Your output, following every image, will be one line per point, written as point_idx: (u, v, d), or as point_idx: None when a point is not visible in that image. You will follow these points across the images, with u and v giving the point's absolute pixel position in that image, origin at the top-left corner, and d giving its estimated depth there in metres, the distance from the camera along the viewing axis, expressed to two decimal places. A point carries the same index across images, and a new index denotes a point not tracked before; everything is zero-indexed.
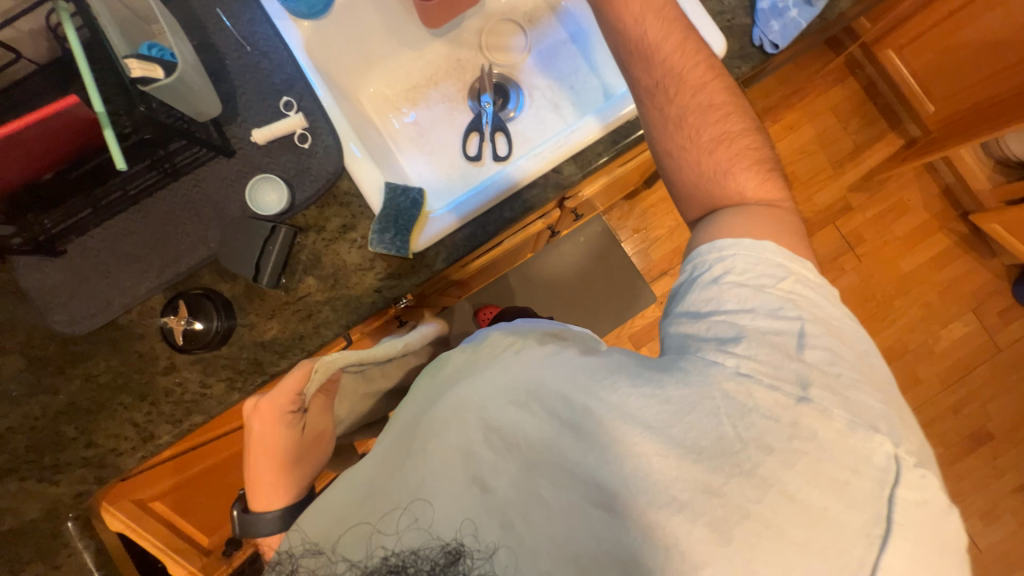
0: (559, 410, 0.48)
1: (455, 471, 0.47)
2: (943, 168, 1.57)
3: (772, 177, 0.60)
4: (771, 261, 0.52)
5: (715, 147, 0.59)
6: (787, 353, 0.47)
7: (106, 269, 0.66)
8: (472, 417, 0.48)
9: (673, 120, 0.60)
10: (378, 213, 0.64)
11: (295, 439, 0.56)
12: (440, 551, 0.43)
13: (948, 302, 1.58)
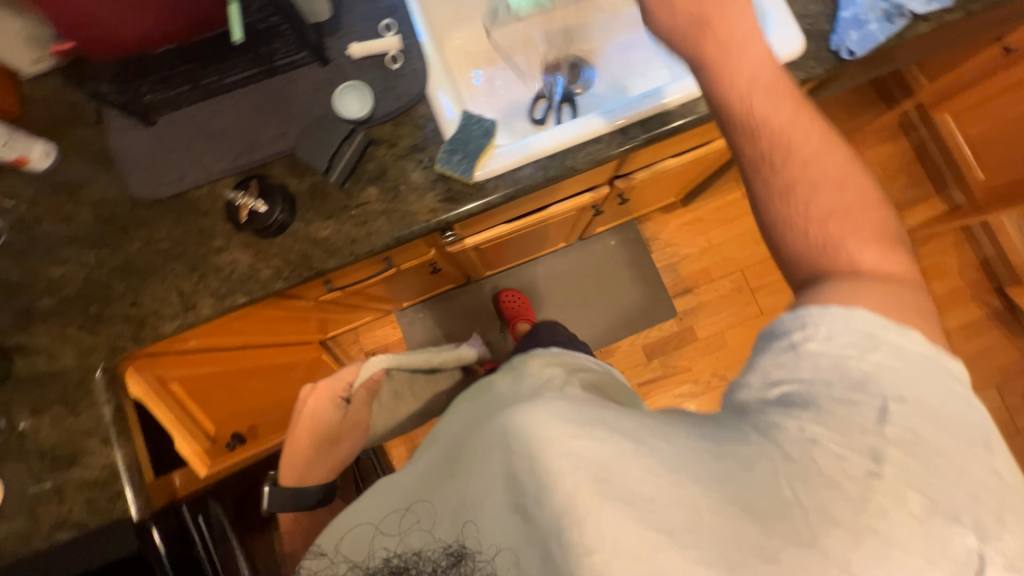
0: (594, 457, 0.39)
1: (486, 498, 0.47)
2: (983, 240, 1.57)
3: (897, 244, 0.41)
4: (856, 330, 0.36)
5: (825, 210, 0.41)
6: (855, 444, 0.34)
7: (188, 144, 0.70)
8: (502, 450, 0.46)
9: (766, 175, 0.42)
10: (450, 136, 0.69)
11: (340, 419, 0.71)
12: (442, 552, 0.50)
13: (971, 374, 1.55)
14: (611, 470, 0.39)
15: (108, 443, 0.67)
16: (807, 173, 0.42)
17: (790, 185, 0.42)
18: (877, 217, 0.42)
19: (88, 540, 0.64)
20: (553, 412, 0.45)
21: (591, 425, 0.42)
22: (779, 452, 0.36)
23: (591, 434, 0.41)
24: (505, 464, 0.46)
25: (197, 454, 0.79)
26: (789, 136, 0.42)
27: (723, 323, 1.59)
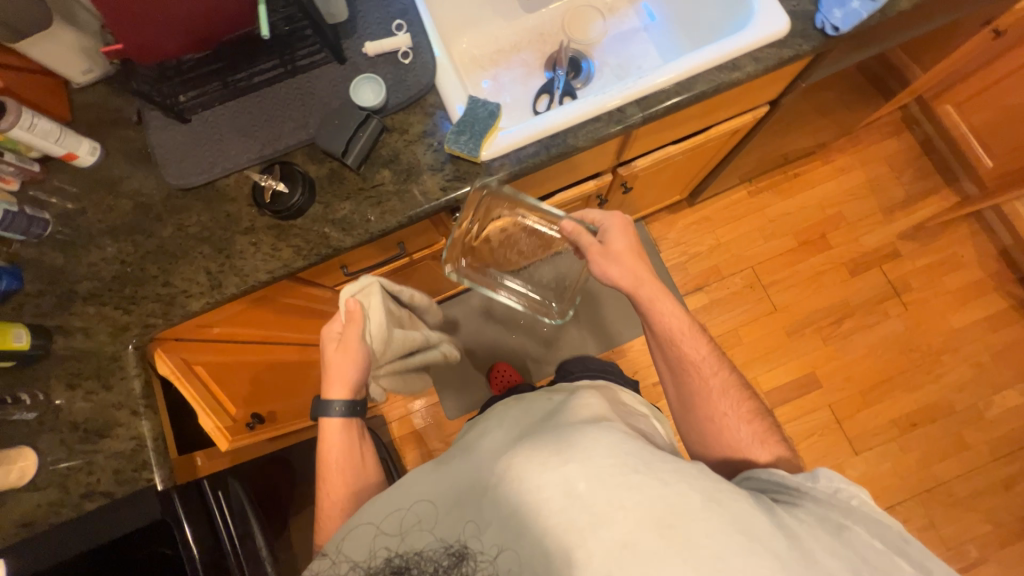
0: (656, 501, 0.50)
1: (531, 511, 0.52)
2: (1001, 229, 1.55)
3: (762, 425, 0.73)
4: (834, 487, 0.57)
5: (718, 407, 0.74)
6: (836, 549, 0.52)
7: (217, 138, 0.76)
8: (561, 467, 0.53)
9: (683, 379, 0.76)
10: (458, 119, 0.72)
11: (332, 347, 0.73)
12: (443, 553, 0.55)
13: (1003, 367, 1.50)
14: (676, 518, 0.50)
15: (137, 414, 0.71)
16: (721, 394, 0.74)
17: (714, 405, 0.74)
18: (768, 413, 0.75)
19: (115, 507, 0.66)
20: (617, 450, 0.54)
21: (656, 473, 0.52)
22: (786, 538, 0.51)
23: (648, 477, 0.52)
24: (563, 478, 0.52)
25: (219, 434, 0.85)
26: (707, 366, 0.75)
27: (736, 321, 1.57)
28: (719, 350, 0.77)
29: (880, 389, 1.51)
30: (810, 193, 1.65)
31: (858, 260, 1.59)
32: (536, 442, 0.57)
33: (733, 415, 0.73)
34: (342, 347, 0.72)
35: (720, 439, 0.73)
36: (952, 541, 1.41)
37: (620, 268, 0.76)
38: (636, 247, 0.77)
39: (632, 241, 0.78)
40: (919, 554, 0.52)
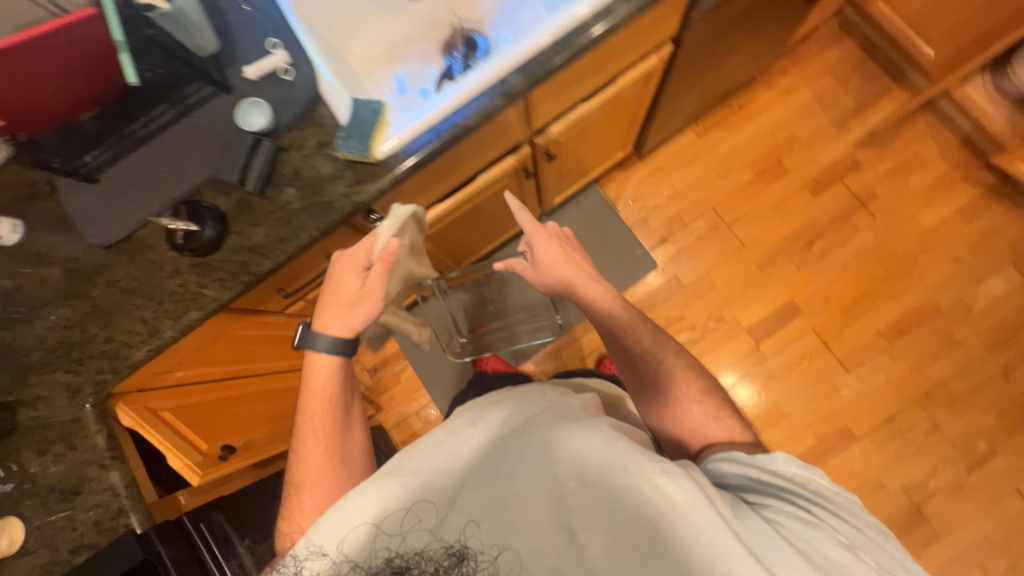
0: (652, 498, 0.53)
1: (532, 506, 0.55)
2: (957, 117, 1.52)
3: (715, 404, 0.79)
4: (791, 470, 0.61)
5: (669, 389, 0.80)
6: (803, 540, 0.54)
7: (126, 191, 0.78)
8: (553, 466, 0.57)
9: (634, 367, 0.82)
10: (344, 123, 0.74)
11: (351, 286, 0.72)
12: (445, 553, 0.53)
13: (982, 256, 1.47)
14: (660, 519, 0.52)
15: (105, 467, 0.74)
16: (670, 380, 0.80)
17: (665, 390, 0.80)
18: (721, 390, 0.81)
19: (100, 555, 0.70)
20: (606, 450, 0.57)
21: (642, 476, 0.54)
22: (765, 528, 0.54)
23: (644, 477, 0.55)
24: (553, 477, 0.57)
25: (189, 466, 0.86)
26: (654, 356, 0.81)
27: (706, 264, 1.56)
28: (664, 337, 0.84)
29: (862, 303, 1.49)
30: (758, 121, 1.62)
31: (818, 178, 1.57)
32: (534, 439, 0.61)
33: (685, 397, 0.79)
34: (365, 287, 0.71)
35: (678, 421, 0.79)
36: (959, 439, 1.40)
37: (558, 276, 0.85)
38: (563, 254, 0.86)
39: (563, 251, 0.86)
40: (871, 531, 0.56)
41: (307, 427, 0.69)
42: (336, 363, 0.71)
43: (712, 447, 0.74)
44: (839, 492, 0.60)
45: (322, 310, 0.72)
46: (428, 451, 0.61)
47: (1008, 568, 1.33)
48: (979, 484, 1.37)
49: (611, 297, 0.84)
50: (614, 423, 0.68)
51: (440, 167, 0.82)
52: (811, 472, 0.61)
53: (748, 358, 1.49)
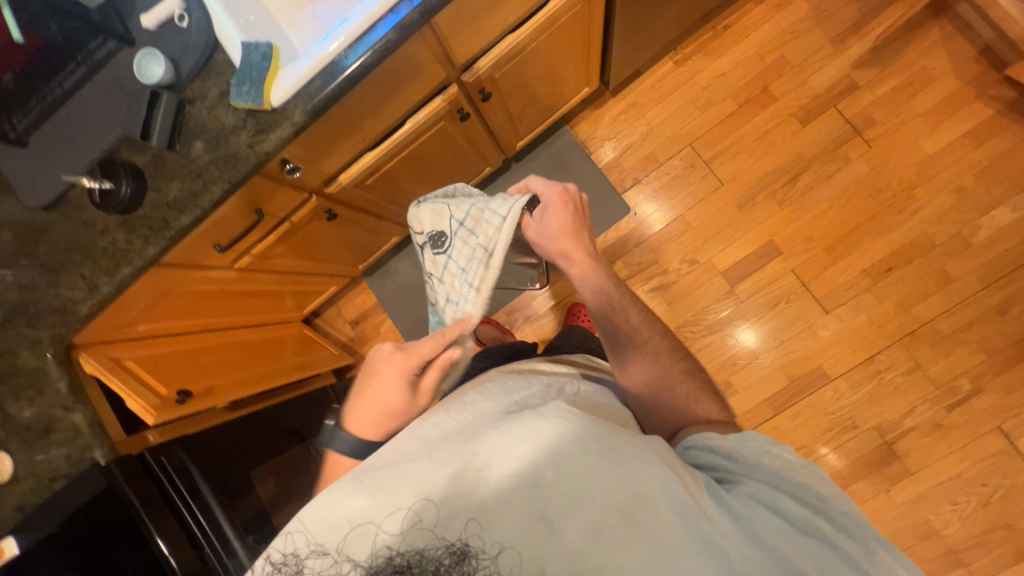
0: (629, 484, 0.49)
1: (511, 496, 0.49)
2: (976, 23, 1.34)
3: (701, 388, 0.72)
4: (760, 448, 0.56)
5: (660, 365, 0.72)
6: (774, 520, 0.50)
7: (53, 152, 0.81)
8: (529, 453, 0.51)
9: (628, 341, 0.74)
10: (237, 70, 0.74)
11: (406, 383, 0.64)
12: (445, 551, 0.48)
13: (989, 185, 1.33)
14: (641, 504, 0.49)
15: (69, 408, 0.83)
16: (657, 358, 0.73)
17: (654, 369, 0.72)
18: (703, 372, 0.75)
19: (72, 484, 0.80)
20: (583, 431, 0.52)
21: (621, 457, 0.51)
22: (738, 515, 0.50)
23: (617, 463, 0.50)
24: (527, 467, 0.50)
25: (145, 408, 0.91)
26: (640, 334, 0.75)
27: (682, 206, 1.49)
28: (652, 318, 0.78)
29: (848, 240, 1.40)
30: (745, 43, 1.48)
31: (809, 105, 1.44)
32: (505, 424, 0.53)
33: (671, 378, 0.71)
34: (423, 385, 0.65)
35: (659, 401, 0.70)
36: (942, 379, 1.32)
37: (557, 246, 0.78)
38: (571, 227, 0.77)
39: (570, 221, 0.77)
40: (840, 501, 0.52)
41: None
42: (354, 470, 0.64)
43: (697, 426, 0.66)
44: (807, 463, 0.55)
45: (374, 412, 0.65)
46: (403, 444, 0.55)
47: (980, 503, 1.27)
48: (961, 424, 1.30)
49: (604, 274, 0.77)
50: (576, 398, 0.62)
51: (353, 110, 0.80)
52: (781, 448, 0.56)
53: (721, 302, 1.45)
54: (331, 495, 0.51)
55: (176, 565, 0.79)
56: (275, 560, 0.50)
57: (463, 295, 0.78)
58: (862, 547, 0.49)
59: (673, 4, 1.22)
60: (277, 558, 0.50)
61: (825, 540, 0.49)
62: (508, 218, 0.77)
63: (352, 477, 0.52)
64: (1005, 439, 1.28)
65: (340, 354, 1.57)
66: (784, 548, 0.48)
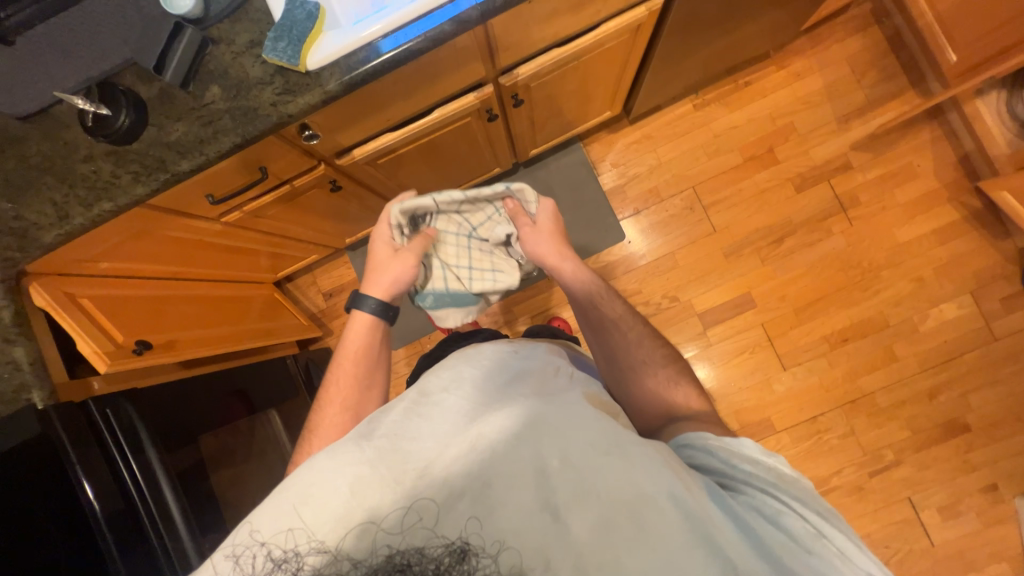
0: (633, 481, 0.48)
1: (514, 484, 0.48)
2: (962, 134, 1.46)
3: (682, 376, 0.75)
4: (755, 454, 0.57)
5: (637, 354, 0.77)
6: (771, 533, 0.50)
7: (46, 63, 0.74)
8: (536, 441, 0.50)
9: (608, 329, 0.79)
10: (276, 24, 0.70)
11: (388, 250, 0.82)
12: (446, 550, 0.46)
13: (943, 281, 1.46)
14: (642, 503, 0.48)
15: (10, 341, 0.76)
16: (636, 346, 0.78)
17: (632, 355, 0.77)
18: (685, 361, 0.79)
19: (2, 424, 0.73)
20: (585, 420, 0.52)
21: (627, 452, 0.50)
22: (736, 522, 0.50)
23: (620, 458, 0.49)
24: (530, 453, 0.49)
25: (98, 354, 0.85)
26: (623, 322, 0.80)
27: (673, 244, 1.54)
28: (634, 312, 0.82)
29: (815, 306, 1.50)
30: (760, 103, 1.54)
31: (805, 174, 1.52)
32: (512, 407, 0.52)
33: (652, 362, 0.76)
34: (403, 259, 0.80)
35: (642, 386, 0.74)
36: (870, 447, 1.44)
37: (546, 246, 0.84)
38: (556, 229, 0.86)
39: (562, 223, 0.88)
40: (833, 517, 0.52)
41: (328, 383, 0.77)
42: (372, 324, 0.81)
43: (684, 416, 0.68)
44: (796, 477, 0.57)
45: (373, 283, 0.81)
46: (405, 422, 0.51)
47: None
48: (878, 490, 1.42)
49: (587, 273, 0.84)
50: (577, 383, 0.60)
51: (387, 90, 0.77)
52: (772, 459, 0.57)
53: (692, 342, 1.51)
54: (328, 474, 0.48)
55: (101, 513, 0.74)
56: (274, 555, 0.47)
57: (493, 276, 0.90)
58: (857, 561, 0.49)
59: (706, 52, 1.26)
60: (277, 554, 0.47)
61: (823, 558, 0.49)
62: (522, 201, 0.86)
63: (354, 442, 0.50)
64: (912, 508, 1.40)
65: (308, 325, 1.52)
66: (781, 555, 0.48)
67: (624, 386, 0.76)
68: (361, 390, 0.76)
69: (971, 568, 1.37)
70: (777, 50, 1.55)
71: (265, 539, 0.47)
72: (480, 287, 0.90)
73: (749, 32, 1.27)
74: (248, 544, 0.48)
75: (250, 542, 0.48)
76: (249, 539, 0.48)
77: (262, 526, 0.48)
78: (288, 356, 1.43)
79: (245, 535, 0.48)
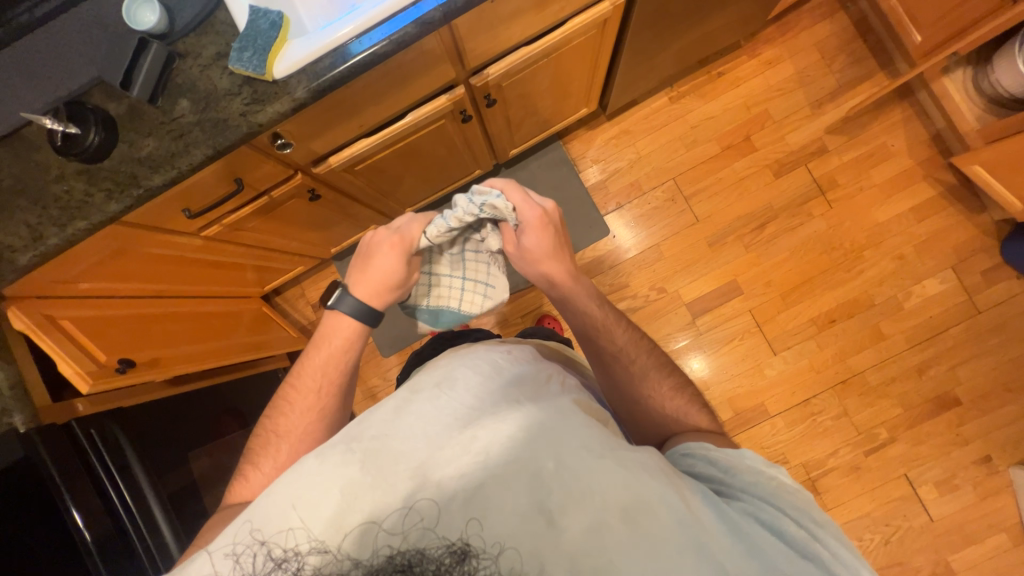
0: (629, 484, 0.48)
1: (510, 485, 0.47)
2: (933, 112, 1.49)
3: (693, 402, 0.72)
4: (760, 467, 0.57)
5: (643, 383, 0.72)
6: (767, 539, 0.50)
7: (14, 86, 0.75)
8: (531, 443, 0.49)
9: (612, 358, 0.74)
10: (241, 35, 0.71)
11: (397, 271, 0.72)
12: (446, 551, 0.45)
13: (925, 257, 1.48)
14: (639, 507, 0.47)
15: None
16: (642, 378, 0.72)
17: (638, 388, 0.72)
18: (693, 388, 0.74)
19: None
20: (580, 427, 0.51)
21: (622, 458, 0.49)
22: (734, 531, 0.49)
23: (616, 463, 0.48)
24: (525, 457, 0.48)
25: (80, 375, 0.84)
26: (626, 354, 0.74)
27: (658, 236, 1.55)
28: (639, 335, 0.77)
29: (801, 289, 1.51)
30: (734, 92, 1.57)
31: (783, 159, 1.54)
32: (505, 410, 0.51)
33: (657, 394, 0.71)
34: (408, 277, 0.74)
35: (649, 416, 0.71)
36: (864, 426, 1.45)
37: (539, 273, 0.75)
38: (549, 249, 0.73)
39: (551, 240, 0.73)
40: (833, 531, 0.53)
41: (305, 382, 0.73)
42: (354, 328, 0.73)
43: (687, 434, 0.66)
44: (801, 489, 0.56)
45: (367, 285, 0.72)
46: (398, 424, 0.50)
47: (881, 541, 1.39)
48: (874, 468, 1.43)
49: (588, 294, 0.77)
50: (568, 388, 0.59)
51: (357, 95, 0.78)
52: (777, 470, 0.57)
53: (683, 332, 1.52)
54: (323, 475, 0.47)
55: (93, 539, 0.73)
56: (275, 555, 0.46)
57: (485, 289, 0.84)
58: (852, 567, 0.50)
59: (676, 45, 1.28)
60: (277, 554, 0.46)
61: (819, 563, 0.49)
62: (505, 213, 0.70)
63: (345, 445, 0.49)
64: (909, 485, 1.41)
65: (298, 337, 1.51)
66: (776, 560, 0.48)
67: (632, 418, 0.73)
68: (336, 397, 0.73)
69: (971, 541, 1.37)
70: (748, 40, 1.57)
71: (266, 537, 0.47)
72: (467, 306, 0.84)
73: (717, 25, 1.29)
74: (248, 544, 0.47)
75: (250, 541, 0.47)
76: (250, 539, 0.47)
77: (262, 525, 0.47)
78: (279, 369, 1.43)
79: (245, 533, 0.47)
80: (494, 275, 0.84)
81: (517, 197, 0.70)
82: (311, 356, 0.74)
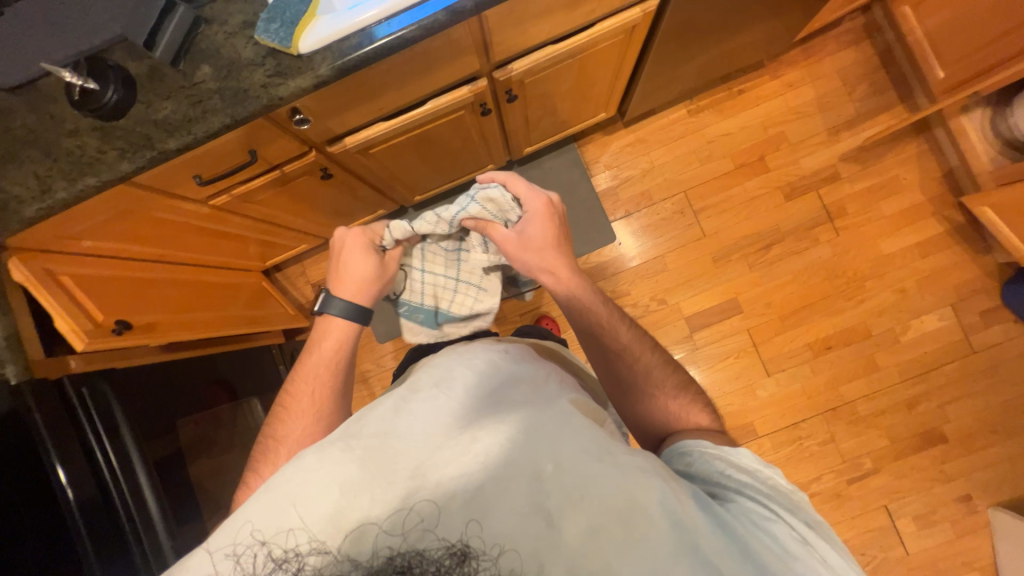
0: (626, 487, 0.47)
1: (509, 487, 0.47)
2: (948, 149, 1.49)
3: (695, 396, 0.72)
4: (751, 466, 0.58)
5: (646, 381, 0.72)
6: (764, 541, 0.50)
7: (35, 35, 0.74)
8: (530, 447, 0.48)
9: (615, 357, 0.73)
10: (270, 7, 0.71)
11: (372, 265, 0.77)
12: (446, 552, 0.45)
13: (926, 293, 1.49)
14: (635, 511, 0.47)
15: None
16: (646, 376, 0.72)
17: (642, 387, 0.72)
18: (696, 385, 0.74)
19: None
20: (578, 430, 0.50)
21: (619, 461, 0.49)
22: (732, 536, 0.49)
23: (613, 466, 0.48)
24: (524, 459, 0.48)
25: (75, 331, 0.84)
26: (629, 352, 0.73)
27: (663, 247, 1.56)
28: (641, 334, 0.76)
29: (800, 313, 1.51)
30: (753, 111, 1.57)
31: (795, 182, 1.54)
32: (504, 413, 0.51)
33: (661, 391, 0.71)
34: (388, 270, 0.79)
35: (654, 416, 0.71)
36: (850, 454, 1.46)
37: (541, 263, 0.76)
38: (552, 238, 0.76)
39: (553, 231, 0.76)
40: (822, 532, 0.53)
41: (299, 387, 0.74)
42: (348, 331, 0.78)
43: (687, 431, 0.66)
44: (792, 489, 0.57)
45: (346, 284, 0.77)
46: (396, 423, 0.50)
47: None
48: (855, 497, 1.44)
49: (590, 291, 0.76)
50: (566, 390, 0.58)
51: (380, 77, 0.77)
52: (769, 470, 0.58)
53: (678, 344, 1.53)
54: (320, 474, 0.47)
55: (75, 499, 0.73)
56: (275, 555, 0.46)
57: (476, 293, 0.88)
58: (843, 573, 0.50)
59: (701, 58, 1.27)
60: (277, 554, 0.46)
61: (808, 563, 0.49)
62: (497, 212, 0.76)
63: (343, 443, 0.49)
64: (888, 517, 1.42)
65: (295, 315, 1.51)
66: (772, 565, 0.48)
67: (637, 416, 0.73)
68: (334, 395, 0.74)
69: None
70: (771, 60, 1.57)
71: (266, 537, 0.46)
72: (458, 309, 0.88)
73: (743, 42, 1.28)
74: (248, 544, 0.46)
75: (250, 541, 0.46)
76: (250, 539, 0.47)
77: (262, 525, 0.47)
78: (274, 345, 1.42)
79: (245, 534, 0.47)
80: (488, 280, 0.89)
81: (520, 188, 0.75)
82: (306, 360, 0.77)
